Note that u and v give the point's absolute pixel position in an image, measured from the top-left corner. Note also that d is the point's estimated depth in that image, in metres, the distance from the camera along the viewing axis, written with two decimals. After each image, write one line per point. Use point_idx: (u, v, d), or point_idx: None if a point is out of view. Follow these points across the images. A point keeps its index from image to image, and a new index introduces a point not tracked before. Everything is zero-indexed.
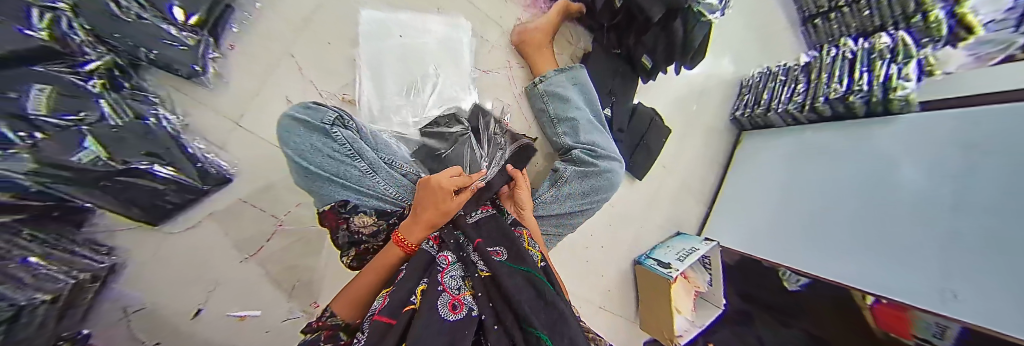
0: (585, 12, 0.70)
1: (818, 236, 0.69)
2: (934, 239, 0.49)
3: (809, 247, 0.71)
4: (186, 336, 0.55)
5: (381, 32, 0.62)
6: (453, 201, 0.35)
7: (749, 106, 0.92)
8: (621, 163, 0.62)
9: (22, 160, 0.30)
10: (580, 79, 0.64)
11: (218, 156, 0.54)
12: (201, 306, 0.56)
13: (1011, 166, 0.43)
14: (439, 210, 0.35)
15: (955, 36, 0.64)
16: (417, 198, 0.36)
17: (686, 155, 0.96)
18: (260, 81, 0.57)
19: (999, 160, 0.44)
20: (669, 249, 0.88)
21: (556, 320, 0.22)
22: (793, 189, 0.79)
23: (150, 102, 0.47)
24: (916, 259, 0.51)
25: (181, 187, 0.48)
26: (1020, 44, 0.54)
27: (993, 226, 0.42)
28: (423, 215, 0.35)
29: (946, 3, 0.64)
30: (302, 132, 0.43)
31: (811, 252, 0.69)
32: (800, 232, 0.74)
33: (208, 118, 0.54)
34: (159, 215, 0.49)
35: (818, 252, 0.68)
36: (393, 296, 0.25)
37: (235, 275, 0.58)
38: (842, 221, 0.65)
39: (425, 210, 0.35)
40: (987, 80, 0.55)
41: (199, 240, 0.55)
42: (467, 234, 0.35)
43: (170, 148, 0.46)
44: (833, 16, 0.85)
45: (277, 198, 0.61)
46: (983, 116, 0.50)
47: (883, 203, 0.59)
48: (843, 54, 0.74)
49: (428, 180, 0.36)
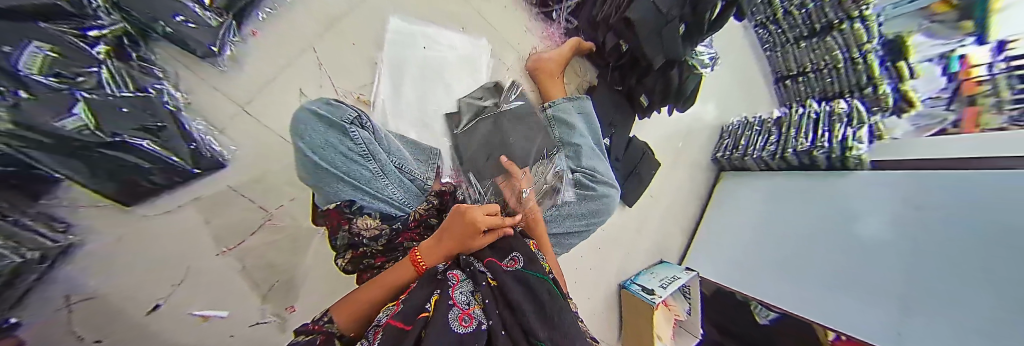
0: (595, 50, 0.77)
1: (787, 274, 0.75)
2: (885, 285, 0.55)
3: (777, 282, 0.76)
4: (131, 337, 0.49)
5: (407, 40, 0.65)
6: (477, 239, 0.32)
7: (728, 150, 1.02)
8: (615, 189, 0.65)
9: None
10: (585, 109, 0.69)
11: (215, 139, 0.52)
12: (160, 300, 0.50)
13: (961, 225, 0.50)
14: (461, 243, 0.32)
15: (900, 108, 0.79)
16: (447, 222, 0.33)
17: (672, 189, 1.03)
18: (277, 69, 0.57)
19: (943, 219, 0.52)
20: (654, 275, 0.91)
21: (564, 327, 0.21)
22: (765, 228, 0.86)
23: (155, 75, 0.46)
24: (870, 300, 0.57)
25: (166, 169, 0.45)
26: (950, 119, 0.70)
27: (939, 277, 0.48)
28: (446, 240, 0.33)
29: (892, 80, 0.79)
30: (316, 127, 0.42)
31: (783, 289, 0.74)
32: (769, 266, 0.79)
33: (211, 100, 0.52)
34: (136, 194, 0.45)
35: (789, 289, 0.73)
36: (408, 304, 0.23)
37: (209, 269, 0.54)
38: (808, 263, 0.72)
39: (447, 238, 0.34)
40: (935, 149, 0.65)
41: (175, 226, 0.51)
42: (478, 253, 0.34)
43: (167, 124, 0.43)
44: (801, 79, 0.96)
45: (271, 191, 0.58)
46: (934, 182, 0.58)
47: (840, 247, 0.66)
48: (809, 113, 0.87)
49: (464, 209, 0.32)
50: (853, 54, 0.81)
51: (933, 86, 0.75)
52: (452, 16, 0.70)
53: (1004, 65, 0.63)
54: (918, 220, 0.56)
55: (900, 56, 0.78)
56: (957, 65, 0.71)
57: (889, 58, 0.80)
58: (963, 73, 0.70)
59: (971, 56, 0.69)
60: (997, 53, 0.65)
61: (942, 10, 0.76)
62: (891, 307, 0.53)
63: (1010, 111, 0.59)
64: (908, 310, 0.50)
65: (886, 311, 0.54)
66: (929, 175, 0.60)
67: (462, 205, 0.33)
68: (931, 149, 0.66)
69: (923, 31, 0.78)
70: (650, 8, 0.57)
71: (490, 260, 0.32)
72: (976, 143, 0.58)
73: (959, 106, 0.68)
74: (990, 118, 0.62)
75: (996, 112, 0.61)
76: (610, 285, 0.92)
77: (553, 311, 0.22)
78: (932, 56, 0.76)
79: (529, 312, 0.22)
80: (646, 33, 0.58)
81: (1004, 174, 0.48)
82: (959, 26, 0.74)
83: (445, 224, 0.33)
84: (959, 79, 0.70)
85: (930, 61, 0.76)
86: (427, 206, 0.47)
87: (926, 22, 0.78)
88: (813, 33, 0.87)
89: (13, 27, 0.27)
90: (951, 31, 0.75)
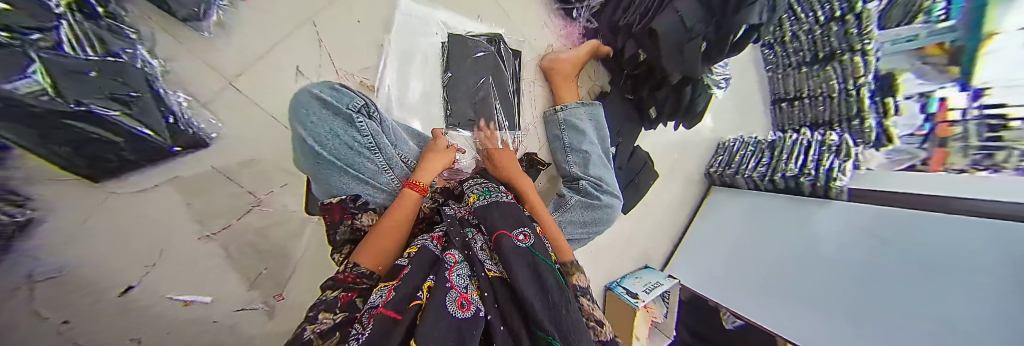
0: (612, 55, 0.75)
1: (749, 284, 0.82)
2: (836, 309, 0.62)
3: (737, 290, 0.84)
4: (108, 319, 0.46)
5: (420, 25, 0.61)
6: (445, 155, 0.52)
7: (722, 166, 1.06)
8: (620, 200, 0.64)
9: None
10: (598, 117, 0.68)
11: (200, 115, 0.47)
12: (133, 282, 0.47)
13: (903, 257, 0.56)
14: (440, 163, 0.50)
15: (880, 142, 0.84)
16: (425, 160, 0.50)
17: (665, 199, 1.06)
18: (270, 42, 0.51)
19: (906, 257, 0.56)
20: (638, 280, 0.96)
21: (564, 311, 0.24)
22: (743, 243, 0.91)
23: (127, 38, 0.39)
24: (821, 320, 0.63)
25: (139, 146, 0.40)
26: (920, 157, 0.76)
27: (888, 308, 0.54)
28: (428, 166, 0.48)
29: (878, 114, 0.83)
30: (321, 114, 0.42)
31: (746, 298, 0.81)
32: (743, 279, 0.85)
33: (194, 70, 0.46)
34: (107, 172, 0.41)
35: (749, 298, 0.80)
36: (397, 291, 0.25)
37: (188, 252, 0.51)
38: (769, 278, 0.79)
39: (419, 171, 0.47)
40: (910, 183, 0.70)
41: (148, 207, 0.47)
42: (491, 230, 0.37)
43: (142, 95, 0.39)
44: (797, 103, 0.99)
45: (263, 175, 0.56)
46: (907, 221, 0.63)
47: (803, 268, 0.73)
48: (801, 140, 0.91)
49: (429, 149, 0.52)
50: (848, 86, 0.83)
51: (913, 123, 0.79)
52: (468, 3, 0.66)
53: (977, 112, 0.67)
54: (870, 250, 0.62)
55: (889, 93, 0.82)
56: (935, 106, 0.74)
57: (879, 93, 0.83)
58: (940, 115, 0.73)
59: (948, 98, 0.73)
60: (974, 99, 0.68)
61: (934, 52, 0.76)
62: (841, 327, 0.59)
63: (973, 156, 0.66)
64: (854, 332, 0.56)
65: (834, 330, 0.60)
66: (885, 210, 0.65)
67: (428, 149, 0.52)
68: (909, 184, 0.70)
69: (913, 70, 0.80)
70: (676, 21, 0.55)
71: (501, 233, 0.35)
72: (950, 185, 0.63)
73: (931, 146, 0.74)
74: (956, 158, 0.69)
75: (962, 155, 0.67)
76: (597, 286, 0.96)
77: (563, 307, 0.25)
78: (912, 94, 0.79)
79: (530, 296, 0.25)
80: (668, 46, 0.57)
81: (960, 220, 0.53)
82: (947, 71, 0.75)
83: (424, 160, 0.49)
84: (935, 120, 0.74)
85: (910, 99, 0.80)
86: (431, 204, 0.51)
87: (918, 63, 0.79)
88: (815, 59, 0.88)
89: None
90: (937, 74, 0.76)
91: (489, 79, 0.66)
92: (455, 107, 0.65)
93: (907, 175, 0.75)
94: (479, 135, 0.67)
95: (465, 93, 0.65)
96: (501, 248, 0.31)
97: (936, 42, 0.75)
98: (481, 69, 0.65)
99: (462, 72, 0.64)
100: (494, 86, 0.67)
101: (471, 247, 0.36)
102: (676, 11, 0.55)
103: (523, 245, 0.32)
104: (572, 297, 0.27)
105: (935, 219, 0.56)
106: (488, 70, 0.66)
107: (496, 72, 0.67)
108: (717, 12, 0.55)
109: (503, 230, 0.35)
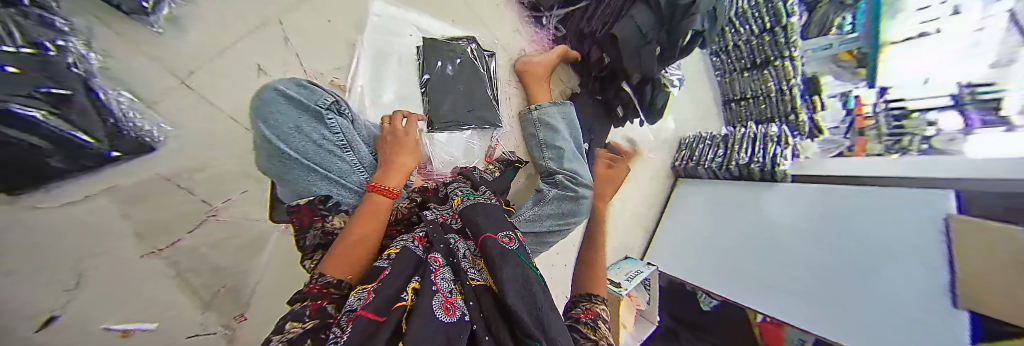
0: (580, 60, 0.80)
1: (717, 266, 0.92)
2: None
3: (731, 280, 0.87)
4: None
5: (390, 27, 0.61)
6: (412, 153, 0.50)
7: (685, 159, 1.15)
8: (595, 191, 0.66)
9: None
10: (570, 115, 0.72)
11: (145, 117, 0.43)
12: (57, 311, 0.39)
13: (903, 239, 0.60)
14: (410, 161, 0.48)
15: (812, 133, 0.97)
16: (392, 158, 0.47)
17: (637, 193, 1.13)
18: (230, 42, 0.49)
19: None
20: (621, 270, 0.99)
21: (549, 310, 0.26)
22: (708, 231, 1.00)
23: (59, 30, 0.35)
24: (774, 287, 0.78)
25: (74, 152, 0.35)
26: (845, 145, 0.92)
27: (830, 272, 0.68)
28: (398, 166, 0.45)
29: (808, 110, 0.95)
30: (287, 110, 0.40)
31: (712, 276, 0.92)
32: (737, 269, 0.87)
33: (141, 67, 0.43)
34: (33, 184, 0.35)
35: (714, 275, 0.92)
36: (380, 294, 0.24)
37: (130, 273, 0.44)
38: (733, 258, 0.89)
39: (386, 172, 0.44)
40: (835, 168, 0.84)
41: (76, 222, 0.40)
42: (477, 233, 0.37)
43: (75, 94, 0.34)
44: (744, 103, 1.11)
45: (221, 181, 0.51)
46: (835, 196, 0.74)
47: (804, 253, 0.75)
48: (749, 133, 1.02)
49: (398, 147, 0.49)
50: (783, 87, 0.95)
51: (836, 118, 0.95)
52: (440, 8, 0.68)
53: (884, 106, 0.85)
54: (871, 234, 0.65)
55: (814, 92, 0.95)
56: (852, 103, 0.91)
57: (808, 92, 0.96)
58: (856, 109, 0.90)
59: (863, 96, 0.90)
60: (880, 96, 0.87)
61: (845, 58, 0.92)
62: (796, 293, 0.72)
63: (886, 141, 0.83)
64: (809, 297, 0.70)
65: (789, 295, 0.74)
66: (830, 190, 0.78)
67: (393, 145, 0.49)
68: (834, 167, 0.85)
69: (833, 73, 0.95)
70: (633, 27, 0.61)
71: (486, 236, 0.35)
72: (866, 173, 0.76)
73: (852, 136, 0.91)
74: (872, 144, 0.86)
75: (877, 141, 0.85)
76: None
77: (544, 306, 0.26)
78: (835, 94, 0.94)
79: (516, 303, 0.25)
80: (628, 51, 0.63)
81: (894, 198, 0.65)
82: (856, 72, 0.91)
83: (394, 159, 0.46)
84: (854, 114, 0.91)
85: (834, 98, 0.94)
86: (409, 204, 0.51)
87: (834, 66, 0.94)
88: (754, 65, 1.01)
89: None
90: (850, 76, 0.92)
91: (465, 78, 0.67)
92: (433, 106, 0.64)
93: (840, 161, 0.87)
94: (460, 134, 0.69)
95: (443, 90, 0.65)
96: (488, 252, 0.32)
97: (846, 49, 0.90)
98: (460, 67, 0.67)
99: (439, 71, 0.65)
100: (473, 86, 0.68)
101: (455, 253, 0.36)
102: (632, 18, 0.61)
103: (509, 249, 0.33)
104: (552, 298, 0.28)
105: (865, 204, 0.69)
106: (464, 68, 0.67)
107: (474, 73, 0.68)
108: (667, 19, 0.62)
109: (489, 234, 0.36)
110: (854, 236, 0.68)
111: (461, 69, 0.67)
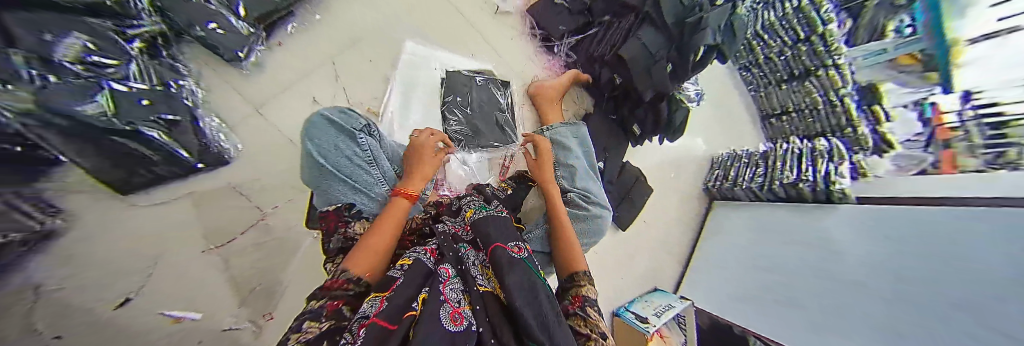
0: (591, 82, 0.83)
1: (762, 304, 0.79)
2: (875, 323, 0.55)
3: (791, 323, 0.71)
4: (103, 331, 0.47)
5: (418, 61, 0.71)
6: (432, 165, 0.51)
7: (719, 180, 1.07)
8: (610, 211, 0.63)
9: (18, 96, 0.26)
10: (580, 134, 0.73)
11: (226, 136, 0.53)
12: (131, 294, 0.48)
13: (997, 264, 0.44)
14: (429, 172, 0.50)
15: (879, 147, 0.87)
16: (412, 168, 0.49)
17: (665, 217, 1.05)
18: (294, 78, 0.60)
19: (930, 260, 0.53)
20: (647, 304, 0.90)
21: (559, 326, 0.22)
22: (755, 261, 0.86)
23: (179, 72, 0.48)
24: (819, 326, 0.65)
25: (170, 161, 0.45)
26: (929, 161, 0.76)
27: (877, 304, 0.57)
28: (417, 176, 0.48)
29: (871, 123, 0.88)
30: (329, 131, 0.48)
31: (755, 318, 0.78)
32: (789, 310, 0.72)
33: (228, 99, 0.55)
34: (136, 185, 0.46)
35: (757, 317, 0.78)
36: (391, 302, 0.21)
37: (188, 266, 0.52)
38: (777, 295, 0.76)
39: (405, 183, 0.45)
40: (911, 188, 0.71)
41: (159, 219, 0.50)
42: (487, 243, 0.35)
43: (182, 119, 0.45)
44: (785, 118, 1.02)
45: (269, 190, 0.59)
46: (916, 220, 0.61)
47: (875, 287, 0.59)
48: (792, 149, 0.94)
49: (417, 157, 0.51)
50: (831, 97, 0.87)
51: (909, 129, 0.82)
52: (463, 43, 0.77)
53: (972, 113, 0.70)
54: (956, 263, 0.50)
55: (875, 101, 0.88)
56: (929, 111, 0.78)
57: (865, 103, 0.89)
58: (935, 119, 0.77)
59: (940, 104, 0.77)
60: (965, 102, 0.72)
61: (908, 62, 0.82)
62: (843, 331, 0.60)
63: (985, 155, 0.65)
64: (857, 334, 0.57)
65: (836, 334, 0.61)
66: (899, 211, 0.64)
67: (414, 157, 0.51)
68: (907, 187, 0.73)
69: (893, 80, 0.86)
70: (641, 48, 0.64)
71: (496, 245, 0.33)
72: (953, 193, 0.63)
73: (936, 150, 0.75)
74: (965, 160, 0.69)
75: (970, 155, 0.68)
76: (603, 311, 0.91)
77: (557, 321, 0.22)
78: (905, 103, 0.84)
79: (526, 313, 0.22)
80: (636, 69, 0.65)
81: (968, 214, 0.52)
82: (925, 77, 0.80)
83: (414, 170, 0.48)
84: (933, 125, 0.77)
85: (904, 107, 0.84)
86: (425, 216, 0.51)
87: (895, 73, 0.85)
88: (793, 76, 0.94)
89: (57, 19, 0.30)
90: (919, 81, 0.81)
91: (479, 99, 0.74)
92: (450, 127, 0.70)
93: (918, 179, 0.74)
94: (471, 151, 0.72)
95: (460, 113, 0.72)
96: (496, 259, 0.30)
97: (907, 53, 0.81)
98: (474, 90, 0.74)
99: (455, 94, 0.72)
100: (487, 109, 0.75)
101: (464, 262, 0.34)
102: (639, 39, 0.65)
103: (516, 258, 0.31)
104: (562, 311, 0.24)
105: (929, 221, 0.58)
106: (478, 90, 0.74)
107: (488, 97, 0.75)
108: (677, 39, 0.64)
109: (498, 244, 0.34)
110: (906, 260, 0.57)
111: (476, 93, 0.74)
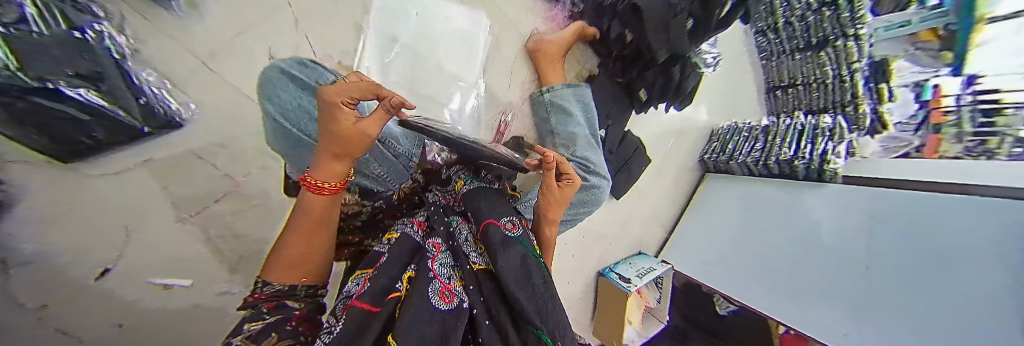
0: (598, 38, 0.74)
1: (738, 272, 0.91)
2: (863, 307, 0.67)
3: (761, 289, 0.85)
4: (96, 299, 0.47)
5: (394, 6, 0.60)
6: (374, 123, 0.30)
7: (716, 153, 1.04)
8: (609, 181, 0.64)
9: None
10: (584, 98, 0.68)
11: (171, 92, 0.45)
12: (110, 264, 0.47)
13: None
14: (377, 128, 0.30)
15: (873, 128, 0.86)
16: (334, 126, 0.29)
17: (657, 188, 1.06)
18: (245, 23, 0.50)
19: None
20: (631, 266, 0.98)
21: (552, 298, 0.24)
22: (740, 235, 0.95)
23: (92, 13, 0.36)
24: (803, 299, 0.77)
25: (109, 125, 0.39)
26: (914, 144, 0.78)
27: (859, 289, 0.69)
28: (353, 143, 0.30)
29: (872, 101, 0.83)
30: (291, 89, 0.43)
31: (728, 282, 0.91)
32: (771, 281, 0.84)
33: (165, 50, 0.44)
34: (81, 153, 0.40)
35: (729, 281, 0.91)
36: (375, 280, 0.23)
37: (163, 236, 0.51)
38: (755, 266, 0.88)
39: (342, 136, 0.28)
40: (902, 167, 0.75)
41: (119, 191, 0.46)
42: (477, 217, 0.32)
43: (105, 70, 0.37)
44: (790, 91, 0.97)
45: (238, 157, 0.55)
46: None
47: None
48: (795, 124, 0.91)
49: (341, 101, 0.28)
50: (841, 72, 0.84)
51: (905, 111, 0.81)
52: None
53: (970, 98, 0.70)
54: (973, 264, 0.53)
55: (882, 79, 0.82)
56: (929, 93, 0.77)
57: (873, 79, 0.83)
58: (933, 101, 0.76)
59: (942, 86, 0.75)
60: (966, 86, 0.71)
61: (928, 38, 0.75)
62: (829, 307, 0.72)
63: (968, 142, 0.69)
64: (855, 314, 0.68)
65: (823, 310, 0.73)
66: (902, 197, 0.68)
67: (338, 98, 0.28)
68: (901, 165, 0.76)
69: (908, 56, 0.79)
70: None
71: (488, 221, 0.30)
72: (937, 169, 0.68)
73: (925, 133, 0.76)
74: (949, 145, 0.72)
75: (955, 142, 0.71)
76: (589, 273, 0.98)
77: (548, 297, 0.23)
78: (906, 83, 0.80)
79: (521, 295, 0.23)
80: (653, 25, 0.58)
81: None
82: (939, 55, 0.75)
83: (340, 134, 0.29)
84: (929, 107, 0.76)
85: (904, 87, 0.81)
86: (412, 184, 0.46)
87: (911, 48, 0.78)
88: (809, 46, 0.87)
89: None
90: (931, 60, 0.76)
91: (467, 62, 0.70)
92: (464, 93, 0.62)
93: (904, 164, 0.77)
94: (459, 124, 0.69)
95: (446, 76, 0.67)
96: (489, 238, 0.28)
97: (930, 27, 0.73)
98: (460, 50, 0.68)
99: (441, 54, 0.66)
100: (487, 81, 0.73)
101: (455, 236, 0.31)
102: None
103: (510, 236, 0.29)
104: (552, 281, 0.26)
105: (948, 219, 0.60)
106: (469, 48, 0.69)
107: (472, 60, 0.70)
108: None
109: (491, 219, 0.30)
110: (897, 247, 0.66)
111: (460, 53, 0.68)
